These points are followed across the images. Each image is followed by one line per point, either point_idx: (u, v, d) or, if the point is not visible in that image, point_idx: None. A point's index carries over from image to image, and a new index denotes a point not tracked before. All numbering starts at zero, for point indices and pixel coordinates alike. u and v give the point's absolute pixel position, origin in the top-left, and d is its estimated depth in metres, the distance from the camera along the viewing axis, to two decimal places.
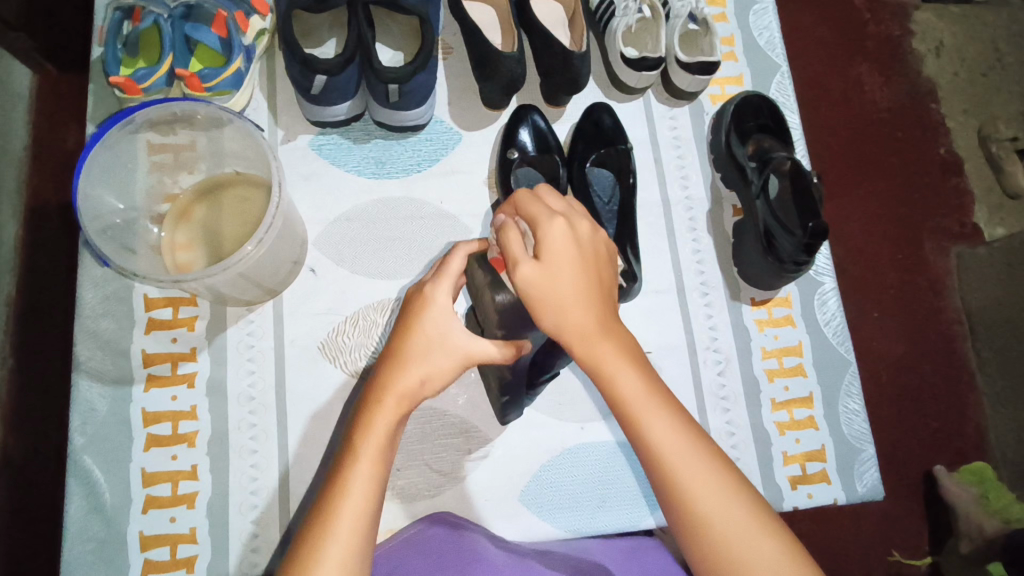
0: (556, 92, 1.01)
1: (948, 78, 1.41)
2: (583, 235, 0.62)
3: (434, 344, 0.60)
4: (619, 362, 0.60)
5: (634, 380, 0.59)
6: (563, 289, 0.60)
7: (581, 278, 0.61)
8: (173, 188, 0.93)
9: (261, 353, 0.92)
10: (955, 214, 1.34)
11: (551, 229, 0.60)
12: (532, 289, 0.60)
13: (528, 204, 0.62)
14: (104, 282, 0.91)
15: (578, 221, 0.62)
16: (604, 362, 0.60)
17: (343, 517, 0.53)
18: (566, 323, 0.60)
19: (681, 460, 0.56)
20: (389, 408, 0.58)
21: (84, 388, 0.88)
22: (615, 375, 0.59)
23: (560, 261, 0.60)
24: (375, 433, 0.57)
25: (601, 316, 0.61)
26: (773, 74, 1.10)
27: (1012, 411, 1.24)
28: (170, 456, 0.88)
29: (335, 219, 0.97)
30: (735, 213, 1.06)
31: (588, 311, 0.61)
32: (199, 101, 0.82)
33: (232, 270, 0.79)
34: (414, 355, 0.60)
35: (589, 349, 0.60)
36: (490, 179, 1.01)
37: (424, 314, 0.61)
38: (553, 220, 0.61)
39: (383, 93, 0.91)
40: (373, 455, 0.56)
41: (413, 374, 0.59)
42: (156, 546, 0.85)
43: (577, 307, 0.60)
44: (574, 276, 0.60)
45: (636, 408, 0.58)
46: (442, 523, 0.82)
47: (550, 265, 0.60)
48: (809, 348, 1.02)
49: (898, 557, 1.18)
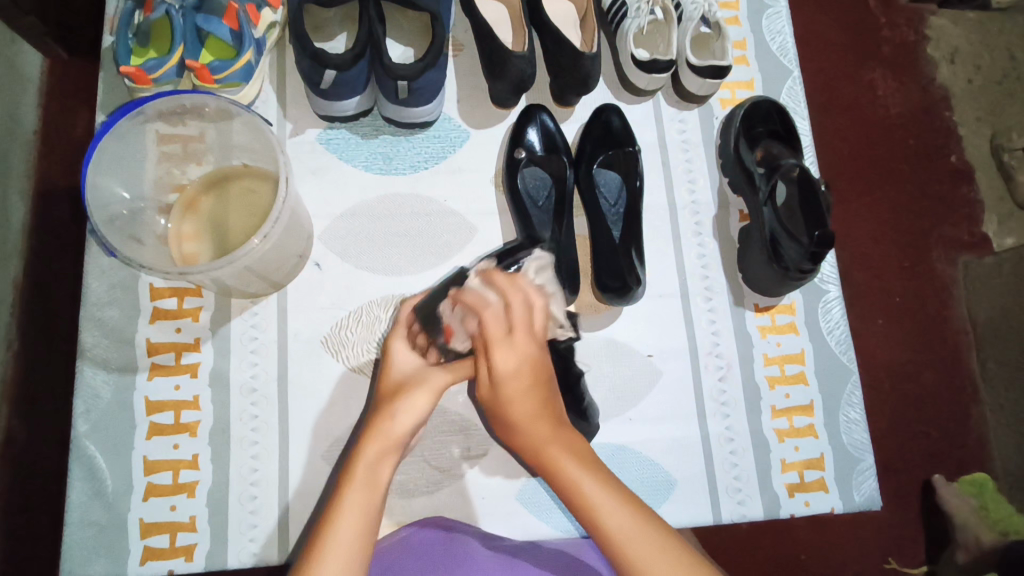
0: (565, 92, 1.01)
1: (962, 86, 1.40)
2: (536, 363, 0.66)
3: (402, 387, 0.67)
4: (574, 464, 0.62)
5: (593, 480, 0.61)
6: (518, 405, 0.65)
7: (532, 398, 0.65)
8: (182, 179, 0.93)
9: (265, 346, 0.92)
10: (963, 223, 1.34)
11: (506, 363, 0.65)
12: (491, 398, 0.67)
13: (489, 328, 0.67)
14: (111, 271, 0.92)
15: (532, 347, 0.67)
16: (561, 464, 0.62)
17: (332, 544, 0.53)
18: (521, 434, 0.65)
19: (633, 544, 0.56)
20: (374, 445, 0.61)
21: (89, 375, 0.89)
22: (574, 475, 0.61)
23: (515, 388, 0.65)
24: (362, 468, 0.59)
25: (550, 421, 0.65)
26: (785, 79, 1.10)
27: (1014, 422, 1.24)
28: (171, 445, 0.88)
29: (341, 214, 0.98)
30: (741, 219, 1.06)
31: (540, 420, 0.64)
32: (206, 93, 0.83)
33: (238, 262, 0.80)
34: (390, 398, 0.66)
35: (540, 453, 0.63)
36: (497, 178, 1.01)
37: (387, 366, 0.70)
38: (509, 350, 0.65)
39: (392, 90, 0.91)
40: (360, 485, 0.58)
41: (391, 413, 0.64)
42: (156, 533, 0.86)
43: (526, 409, 0.65)
44: (524, 394, 0.65)
45: (594, 509, 0.59)
46: (429, 528, 0.83)
47: (507, 389, 0.65)
48: (812, 356, 1.01)
49: (895, 565, 1.18)
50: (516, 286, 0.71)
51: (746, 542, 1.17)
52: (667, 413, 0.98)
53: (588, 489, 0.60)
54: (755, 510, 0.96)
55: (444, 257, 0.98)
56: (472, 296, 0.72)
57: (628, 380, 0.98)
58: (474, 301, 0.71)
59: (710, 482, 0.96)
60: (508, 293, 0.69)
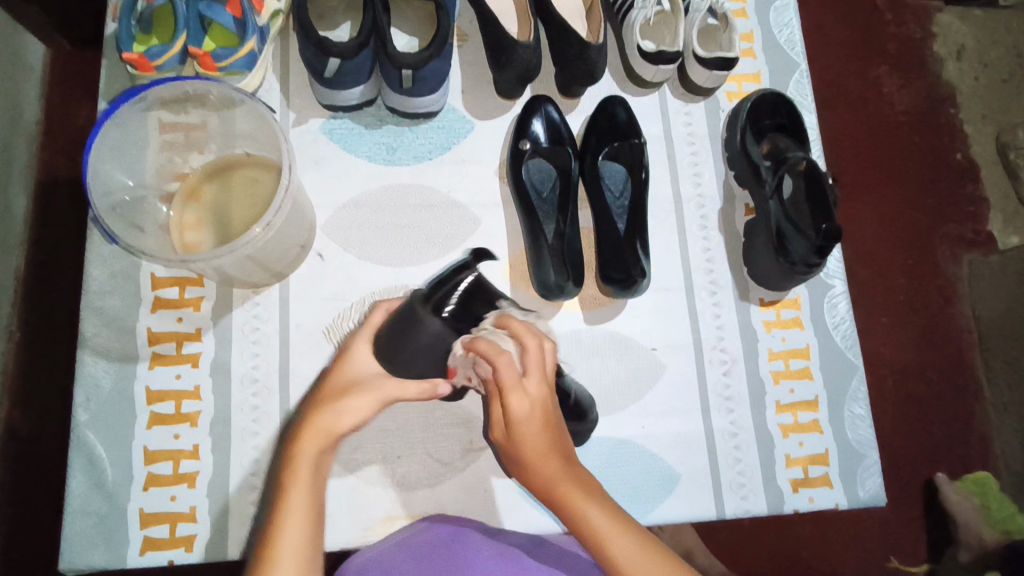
0: (570, 83, 1.00)
1: (968, 83, 1.39)
2: (548, 406, 0.65)
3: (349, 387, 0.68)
4: (585, 499, 0.64)
5: (598, 510, 0.64)
6: (530, 448, 0.65)
7: (542, 438, 0.65)
8: (183, 167, 0.92)
9: (266, 336, 0.92)
10: (968, 222, 1.33)
11: (520, 410, 0.62)
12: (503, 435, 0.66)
13: (505, 378, 0.62)
14: (112, 259, 0.92)
15: (544, 391, 0.64)
16: (567, 497, 0.65)
17: (283, 546, 0.57)
18: (531, 474, 0.66)
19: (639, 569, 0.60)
20: (311, 441, 0.62)
21: (90, 364, 0.88)
22: (585, 512, 0.64)
23: (528, 433, 0.64)
24: (302, 467, 0.61)
25: (561, 460, 0.66)
26: (792, 72, 1.09)
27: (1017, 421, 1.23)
28: (172, 435, 0.88)
29: (344, 204, 0.97)
30: (747, 212, 1.04)
31: (551, 459, 0.65)
32: (210, 80, 0.82)
33: (239, 251, 0.79)
34: (335, 394, 0.67)
35: (552, 492, 0.65)
36: (501, 169, 1.00)
37: (343, 365, 0.71)
38: (523, 398, 0.62)
39: (396, 79, 0.91)
40: (305, 485, 0.60)
41: (332, 409, 0.65)
42: (156, 523, 0.85)
43: (536, 450, 0.65)
44: (533, 434, 0.64)
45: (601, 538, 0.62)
46: (433, 527, 0.82)
47: (520, 435, 0.64)
48: (817, 351, 1.01)
49: (896, 564, 1.18)
50: (530, 327, 0.65)
51: (748, 539, 1.17)
52: (671, 407, 0.97)
53: (597, 522, 0.63)
54: (759, 506, 0.95)
55: (447, 249, 0.97)
56: (485, 343, 0.63)
57: (633, 374, 0.97)
58: (488, 349, 0.62)
59: (713, 477, 0.96)
60: (522, 338, 0.64)
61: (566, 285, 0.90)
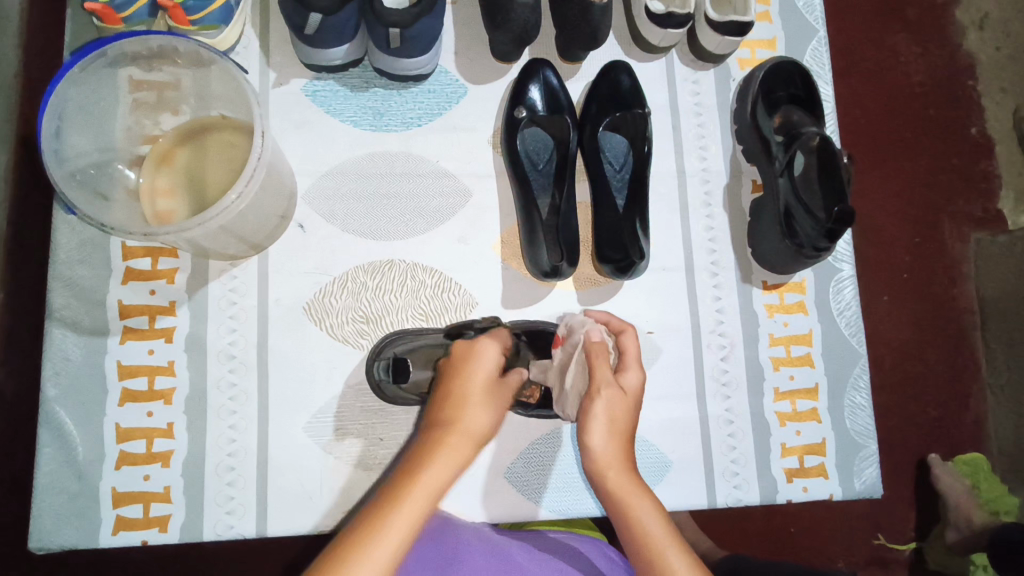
0: (572, 46, 0.93)
1: (989, 53, 1.30)
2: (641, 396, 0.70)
3: (493, 389, 0.62)
4: (642, 500, 0.62)
5: (662, 528, 0.61)
6: (620, 415, 0.65)
7: (628, 419, 0.66)
8: (154, 130, 0.86)
9: (244, 311, 0.88)
10: (979, 199, 1.27)
11: (636, 379, 0.69)
12: (601, 399, 0.65)
13: (630, 351, 0.72)
14: (79, 227, 0.86)
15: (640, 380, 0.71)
16: (635, 502, 0.62)
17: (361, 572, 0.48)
18: (602, 451, 0.63)
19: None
20: (457, 447, 0.57)
21: (58, 337, 0.84)
22: (644, 512, 0.61)
23: (630, 402, 0.67)
24: (434, 472, 0.54)
25: (629, 451, 0.65)
26: (809, 38, 1.02)
27: (1013, 403, 1.20)
28: (145, 413, 0.84)
29: (327, 171, 0.91)
30: (753, 189, 0.99)
31: (625, 443, 0.65)
32: (175, 35, 0.76)
33: (211, 223, 0.74)
34: (479, 394, 0.60)
35: (619, 484, 0.62)
36: (495, 138, 0.94)
37: (481, 357, 0.63)
38: (638, 373, 0.69)
39: (383, 38, 0.84)
40: (421, 511, 0.52)
41: (481, 413, 0.59)
42: (129, 503, 0.83)
43: (619, 436, 0.64)
44: (627, 408, 0.66)
45: (661, 552, 0.59)
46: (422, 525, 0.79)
47: (622, 398, 0.66)
48: (820, 338, 0.97)
49: (883, 541, 1.16)
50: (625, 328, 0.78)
51: (736, 519, 1.14)
52: (665, 392, 0.94)
53: (656, 532, 0.60)
54: (752, 495, 0.93)
55: (436, 223, 0.92)
56: (615, 322, 0.78)
57: None
58: (620, 327, 0.77)
59: (707, 464, 0.93)
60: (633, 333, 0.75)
61: (560, 267, 0.86)
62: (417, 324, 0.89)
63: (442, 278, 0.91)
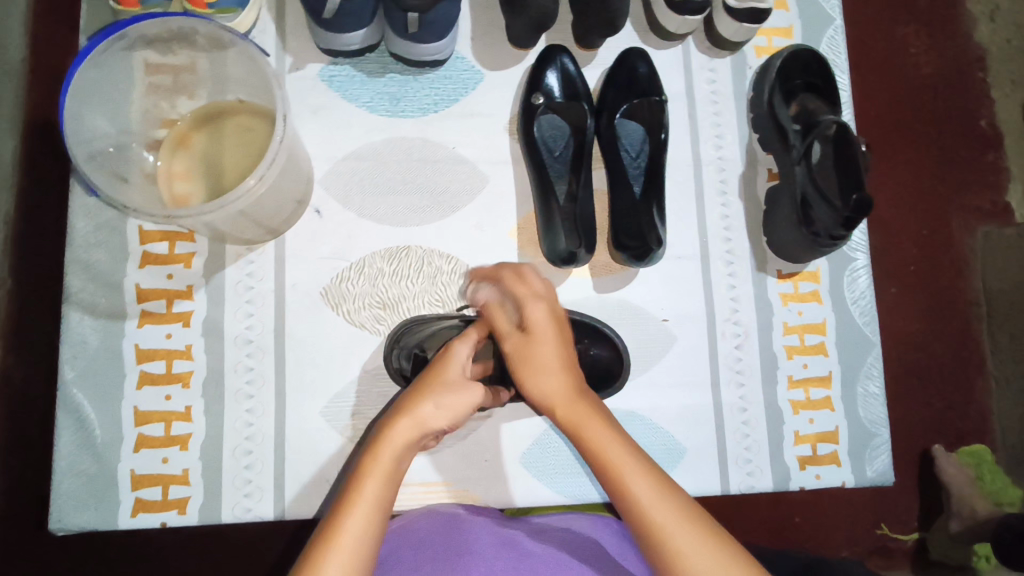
0: (589, 32, 0.93)
1: (1000, 45, 1.30)
2: (562, 318, 0.68)
3: (444, 379, 0.61)
4: (593, 421, 0.62)
5: (619, 447, 0.60)
6: (541, 357, 0.65)
7: (553, 353, 0.65)
8: (170, 113, 0.86)
9: (261, 296, 0.88)
10: (987, 191, 1.27)
11: (540, 315, 0.66)
12: (512, 353, 0.67)
13: (523, 291, 0.68)
14: (96, 211, 0.87)
15: (558, 303, 0.68)
16: (585, 427, 0.62)
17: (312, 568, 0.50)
18: (540, 391, 0.65)
19: (659, 511, 0.56)
20: (399, 432, 0.57)
21: (77, 320, 0.85)
22: (596, 436, 0.61)
23: (544, 341, 0.65)
24: (379, 460, 0.56)
25: (574, 378, 0.65)
26: (825, 27, 1.01)
27: (1017, 395, 1.20)
28: (163, 396, 0.85)
29: (343, 157, 0.91)
30: (770, 178, 0.99)
31: (564, 375, 0.65)
32: (197, 17, 0.76)
33: (230, 207, 0.74)
34: (429, 383, 0.61)
35: (567, 414, 0.63)
36: (511, 125, 0.94)
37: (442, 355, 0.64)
38: (541, 307, 0.66)
39: (401, 23, 0.83)
40: (367, 502, 0.54)
41: (428, 399, 0.59)
42: (148, 485, 0.83)
43: (552, 371, 0.65)
44: (545, 347, 0.65)
45: (616, 469, 0.59)
46: (432, 519, 0.78)
47: (535, 344, 0.65)
48: (833, 326, 0.97)
49: (886, 531, 1.17)
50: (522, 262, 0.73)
51: (743, 506, 1.15)
52: (677, 380, 0.94)
53: (613, 452, 0.60)
54: (764, 483, 0.93)
55: (452, 209, 0.92)
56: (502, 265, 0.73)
57: (640, 345, 0.94)
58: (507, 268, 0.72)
59: (720, 451, 0.93)
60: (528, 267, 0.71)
61: (577, 253, 0.86)
62: (434, 310, 0.90)
63: (459, 264, 0.91)
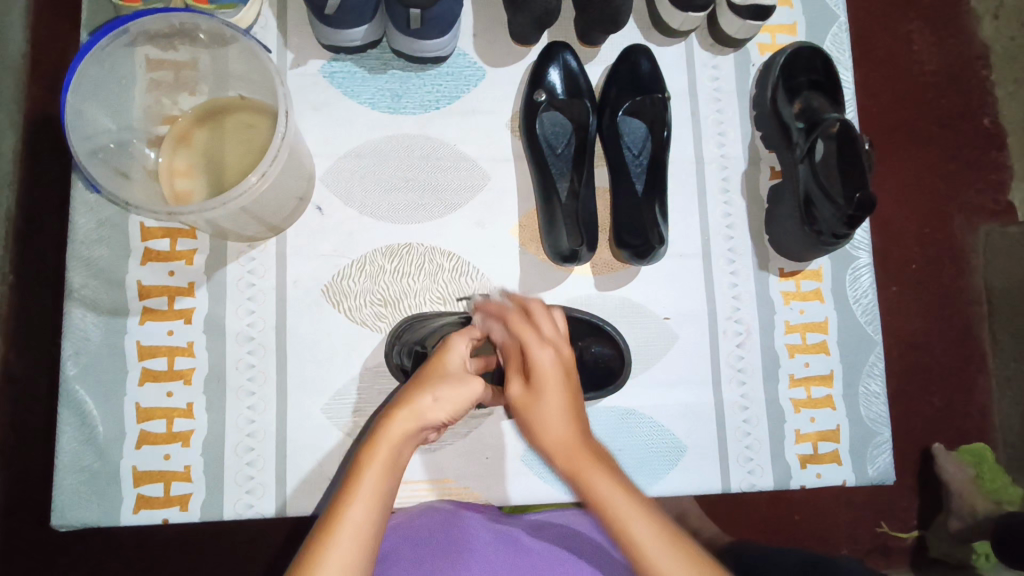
0: (592, 29, 0.92)
1: (1004, 43, 1.29)
2: (570, 361, 0.59)
3: (441, 379, 0.58)
4: (598, 472, 0.53)
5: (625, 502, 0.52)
6: (546, 413, 0.56)
7: (560, 406, 0.57)
8: (172, 110, 0.86)
9: (262, 293, 0.88)
10: (989, 190, 1.26)
11: (545, 361, 0.58)
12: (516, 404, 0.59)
13: (524, 334, 0.59)
14: (98, 208, 0.87)
15: (565, 346, 0.60)
16: (589, 480, 0.53)
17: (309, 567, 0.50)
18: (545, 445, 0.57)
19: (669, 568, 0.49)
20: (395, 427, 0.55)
21: (78, 317, 0.85)
22: (602, 489, 0.52)
23: (549, 392, 0.57)
24: (374, 459, 0.54)
25: (578, 429, 0.56)
26: (829, 25, 1.01)
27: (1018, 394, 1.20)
28: (165, 393, 0.85)
29: (345, 154, 0.91)
30: (773, 176, 0.98)
31: (569, 426, 0.56)
32: (199, 13, 0.75)
33: (233, 204, 0.74)
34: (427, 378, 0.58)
35: (570, 465, 0.55)
36: (513, 122, 0.94)
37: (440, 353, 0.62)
38: (546, 351, 0.58)
39: (403, 18, 0.83)
40: (364, 501, 0.52)
41: (426, 393, 0.56)
42: (150, 482, 0.83)
43: (557, 425, 0.56)
44: (552, 399, 0.56)
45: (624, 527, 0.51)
46: (430, 514, 0.77)
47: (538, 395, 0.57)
48: (835, 325, 0.97)
49: (886, 529, 1.17)
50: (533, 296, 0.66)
51: (743, 504, 1.15)
52: (678, 378, 0.94)
53: (620, 507, 0.51)
54: (765, 481, 0.93)
55: (454, 206, 0.91)
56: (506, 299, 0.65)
57: (641, 343, 0.94)
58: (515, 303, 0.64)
59: (721, 450, 0.93)
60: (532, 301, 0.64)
61: (580, 251, 0.86)
62: (436, 308, 0.90)
63: (460, 262, 0.91)
